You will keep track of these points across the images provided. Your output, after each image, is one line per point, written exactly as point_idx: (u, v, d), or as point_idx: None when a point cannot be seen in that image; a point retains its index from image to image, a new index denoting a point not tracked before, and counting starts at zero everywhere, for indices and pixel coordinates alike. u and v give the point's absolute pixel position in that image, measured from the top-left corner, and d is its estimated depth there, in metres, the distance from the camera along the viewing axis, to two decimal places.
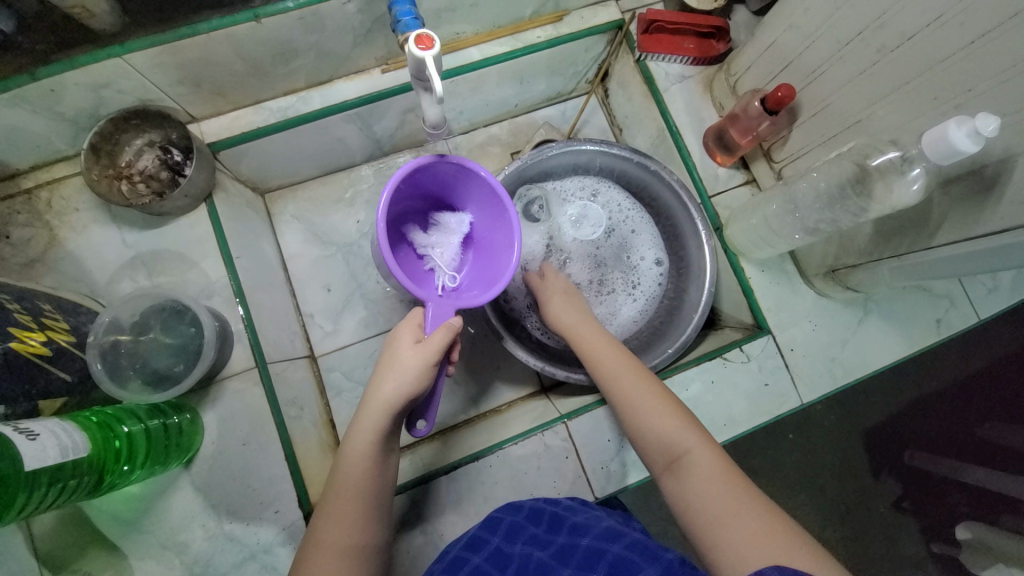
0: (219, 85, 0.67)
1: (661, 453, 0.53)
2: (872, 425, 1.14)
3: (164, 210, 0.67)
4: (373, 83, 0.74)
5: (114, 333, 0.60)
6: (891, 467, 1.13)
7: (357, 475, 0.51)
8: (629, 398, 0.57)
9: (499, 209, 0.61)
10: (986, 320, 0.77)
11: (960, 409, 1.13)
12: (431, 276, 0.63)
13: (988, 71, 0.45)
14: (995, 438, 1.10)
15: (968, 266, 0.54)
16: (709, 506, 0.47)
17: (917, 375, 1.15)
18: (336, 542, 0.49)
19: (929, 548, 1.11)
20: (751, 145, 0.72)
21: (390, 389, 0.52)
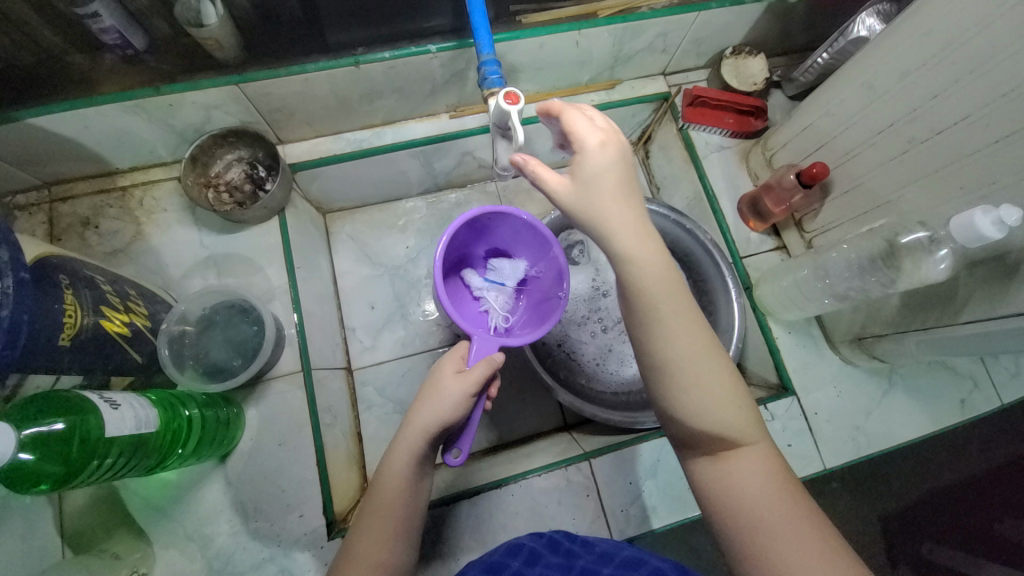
0: (309, 116, 0.75)
1: (702, 434, 0.45)
2: (892, 510, 1.11)
3: (243, 219, 0.74)
4: (440, 126, 0.82)
5: (182, 324, 0.68)
6: (909, 557, 1.09)
7: (392, 494, 0.53)
8: (675, 359, 0.44)
9: (551, 257, 0.66)
10: (1010, 404, 0.78)
11: (983, 502, 1.11)
12: (482, 316, 0.68)
13: (1011, 168, 0.49)
14: (1016, 536, 1.07)
15: (997, 346, 0.56)
16: (758, 510, 0.42)
17: (938, 461, 1.13)
18: (370, 557, 0.50)
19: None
20: (784, 214, 0.78)
21: (428, 414, 0.54)
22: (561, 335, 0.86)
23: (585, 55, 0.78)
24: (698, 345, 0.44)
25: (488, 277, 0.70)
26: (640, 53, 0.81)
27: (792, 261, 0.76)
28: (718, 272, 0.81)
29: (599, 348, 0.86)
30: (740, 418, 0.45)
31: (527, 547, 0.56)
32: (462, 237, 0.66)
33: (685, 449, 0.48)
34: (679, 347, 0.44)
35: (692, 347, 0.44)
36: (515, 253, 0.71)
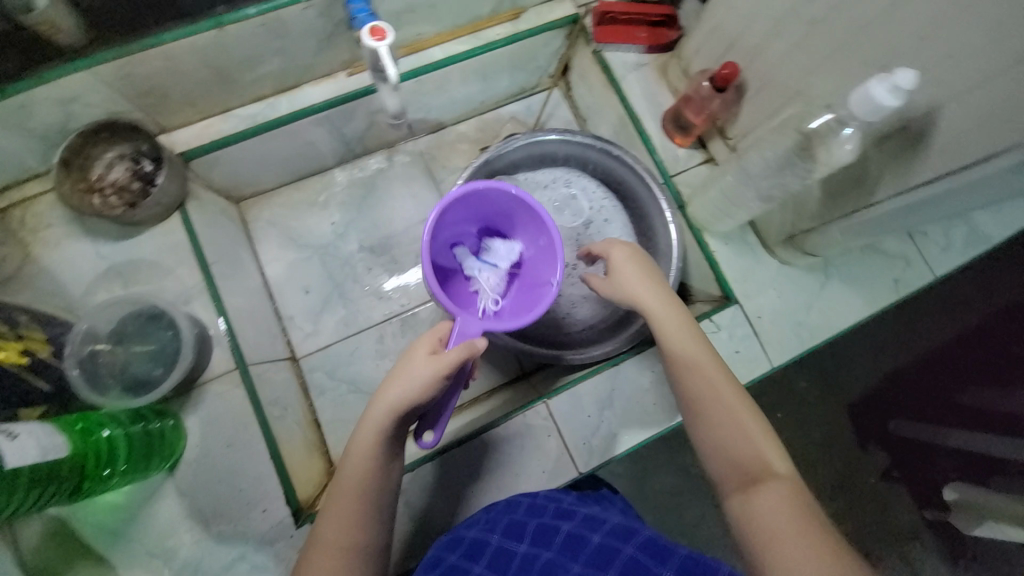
0: (186, 96, 0.68)
1: (741, 470, 0.48)
2: (855, 398, 1.17)
3: (135, 220, 0.68)
4: (337, 87, 0.75)
5: (91, 342, 0.62)
6: (877, 439, 1.16)
7: (361, 476, 0.51)
8: (707, 394, 0.52)
9: (545, 243, 0.64)
10: (942, 277, 0.81)
11: (942, 374, 1.15)
12: (473, 299, 0.65)
13: (907, 31, 0.48)
14: (985, 404, 1.09)
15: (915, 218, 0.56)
16: (786, 535, 0.41)
17: (894, 345, 1.17)
18: (337, 535, 0.50)
19: (923, 515, 1.14)
20: (705, 124, 0.76)
21: (395, 393, 0.52)
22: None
23: None
24: (732, 391, 0.52)
25: (480, 258, 0.67)
26: None
27: (718, 170, 0.74)
28: (651, 193, 0.81)
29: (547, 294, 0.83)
30: (782, 462, 0.47)
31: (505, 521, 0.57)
32: (461, 216, 0.66)
33: (724, 487, 0.48)
34: (711, 392, 0.52)
35: (721, 388, 0.52)
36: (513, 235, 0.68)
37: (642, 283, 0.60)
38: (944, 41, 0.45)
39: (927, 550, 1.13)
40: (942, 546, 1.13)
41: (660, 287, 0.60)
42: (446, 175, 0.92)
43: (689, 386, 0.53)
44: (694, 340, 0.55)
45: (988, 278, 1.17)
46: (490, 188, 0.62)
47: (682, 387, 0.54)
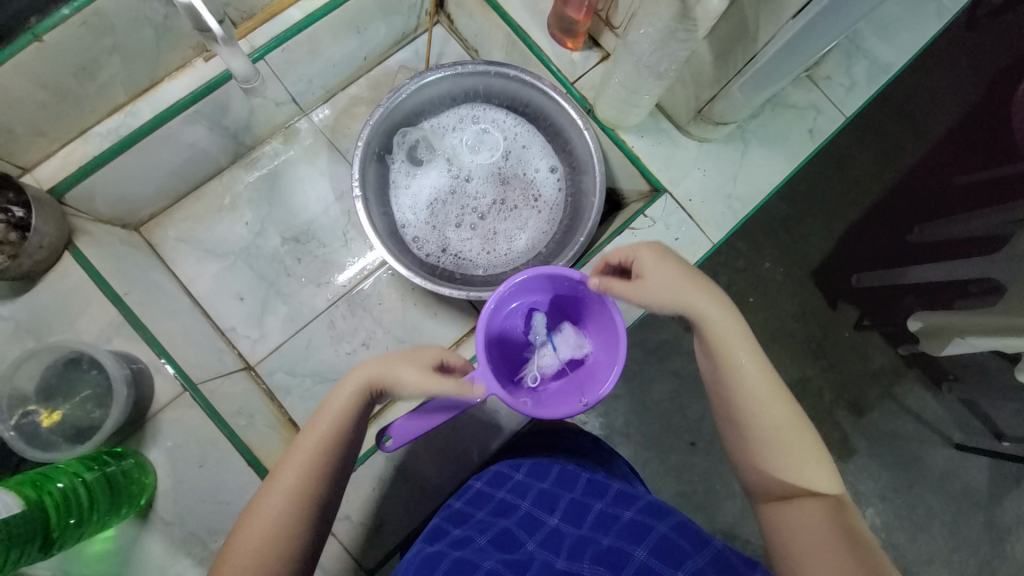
0: (32, 123, 0.62)
1: (775, 481, 0.54)
2: (818, 265, 1.21)
3: (26, 271, 0.63)
4: (200, 75, 0.69)
5: (19, 404, 0.58)
6: (845, 294, 1.20)
7: (319, 443, 0.53)
8: (754, 414, 0.54)
9: (603, 365, 0.63)
10: (851, 117, 0.83)
11: (887, 219, 1.20)
12: (523, 362, 0.69)
13: None
14: (926, 237, 1.18)
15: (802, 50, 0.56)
16: (823, 561, 0.48)
17: (839, 202, 1.21)
18: (281, 499, 0.51)
19: (898, 352, 1.20)
20: (589, 19, 0.73)
21: (367, 370, 0.57)
22: (438, 240, 0.83)
23: None
24: (782, 412, 0.54)
25: (551, 335, 0.68)
26: None
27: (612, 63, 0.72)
28: (558, 106, 0.77)
29: (482, 237, 0.83)
30: (826, 481, 0.52)
31: (519, 479, 0.68)
32: (537, 284, 0.67)
33: (759, 493, 0.55)
34: (760, 410, 0.54)
35: (769, 399, 0.55)
36: (587, 330, 0.67)
37: (687, 287, 0.58)
38: None
39: (910, 382, 1.20)
40: (924, 377, 1.20)
41: (701, 287, 0.58)
42: (350, 144, 0.87)
43: (733, 397, 0.56)
44: (740, 350, 0.56)
45: (908, 114, 1.22)
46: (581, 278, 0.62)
47: (723, 395, 0.57)
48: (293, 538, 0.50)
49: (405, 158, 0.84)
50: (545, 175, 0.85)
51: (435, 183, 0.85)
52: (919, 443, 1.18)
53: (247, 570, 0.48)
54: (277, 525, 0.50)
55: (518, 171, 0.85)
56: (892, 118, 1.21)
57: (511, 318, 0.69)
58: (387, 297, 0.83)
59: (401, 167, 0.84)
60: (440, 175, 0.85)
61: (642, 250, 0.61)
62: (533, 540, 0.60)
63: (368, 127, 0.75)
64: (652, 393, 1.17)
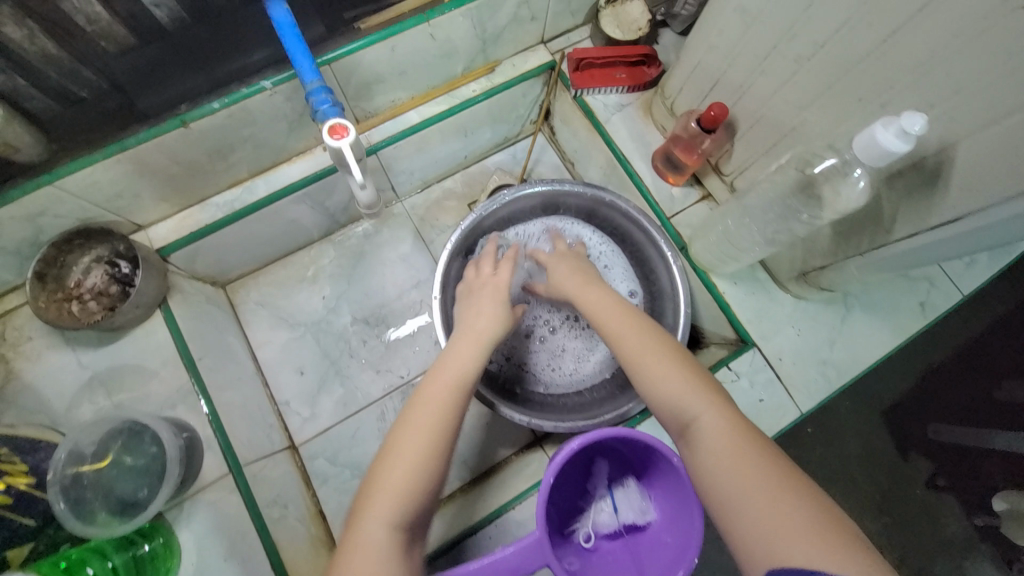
0: (160, 191, 0.66)
1: (669, 408, 0.47)
2: (891, 402, 1.08)
3: (117, 324, 0.65)
4: (314, 163, 0.73)
5: (75, 465, 0.58)
6: (918, 444, 1.06)
7: (440, 404, 0.50)
8: (631, 354, 0.52)
9: (671, 549, 0.57)
10: (971, 294, 0.75)
11: (975, 373, 1.08)
12: (577, 513, 0.64)
13: (906, 66, 0.43)
14: (1014, 398, 1.06)
15: (946, 249, 0.51)
16: (731, 492, 0.39)
17: (928, 347, 1.09)
18: (415, 432, 0.48)
19: (973, 522, 1.04)
20: (698, 163, 0.72)
21: (488, 324, 0.60)
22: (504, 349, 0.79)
23: (446, 46, 0.70)
24: (651, 344, 0.52)
25: (613, 492, 0.63)
26: (507, 28, 0.73)
27: (717, 210, 0.70)
28: (651, 241, 0.76)
29: (549, 351, 0.80)
30: (697, 383, 0.47)
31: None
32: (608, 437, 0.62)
33: (670, 437, 0.48)
34: (651, 366, 0.50)
35: (645, 349, 0.51)
36: (652, 493, 0.62)
37: (578, 284, 0.64)
38: (944, 77, 0.41)
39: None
40: (997, 554, 1.02)
41: (586, 284, 0.63)
42: (436, 235, 0.89)
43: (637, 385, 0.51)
44: (628, 330, 0.54)
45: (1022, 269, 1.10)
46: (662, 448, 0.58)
47: (618, 362, 0.54)
48: (428, 482, 0.46)
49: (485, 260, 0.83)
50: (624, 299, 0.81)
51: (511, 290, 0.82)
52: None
53: (393, 505, 0.44)
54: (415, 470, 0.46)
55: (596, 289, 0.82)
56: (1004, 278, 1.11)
57: (572, 462, 0.64)
58: None
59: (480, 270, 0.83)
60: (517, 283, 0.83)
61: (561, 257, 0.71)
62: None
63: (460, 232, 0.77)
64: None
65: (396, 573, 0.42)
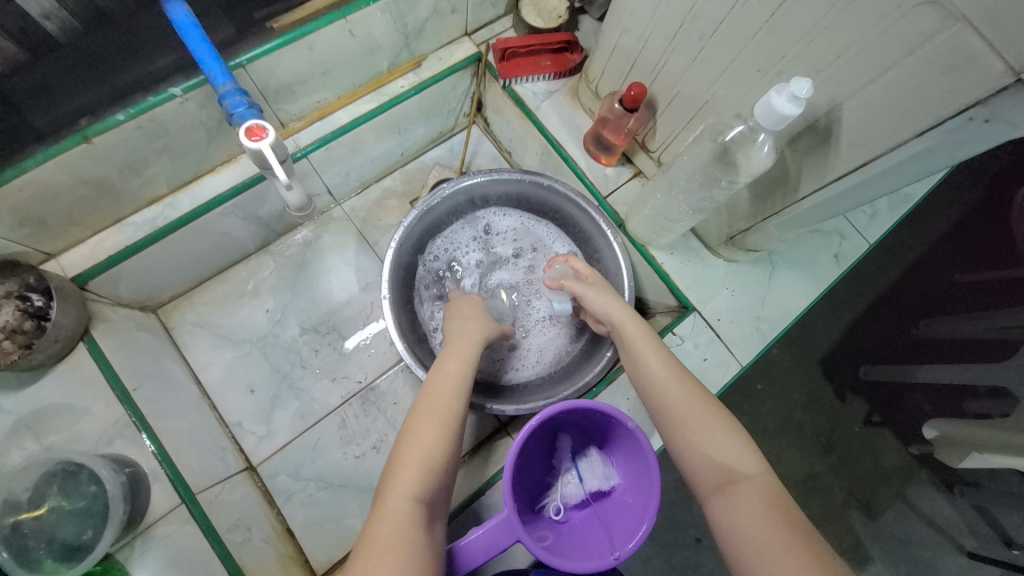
0: (69, 216, 0.62)
1: (709, 467, 0.50)
2: (826, 352, 1.18)
3: (35, 363, 0.60)
4: (242, 171, 0.70)
5: (12, 514, 0.55)
6: (852, 386, 1.17)
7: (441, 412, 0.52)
8: (676, 407, 0.55)
9: (633, 506, 0.59)
10: (875, 242, 0.84)
11: (898, 315, 1.19)
12: (546, 490, 0.66)
13: (792, 37, 0.47)
14: (932, 335, 1.17)
15: (847, 201, 0.56)
16: (770, 549, 0.42)
17: (852, 298, 1.19)
18: (437, 411, 0.52)
19: (910, 451, 1.14)
20: (627, 142, 0.75)
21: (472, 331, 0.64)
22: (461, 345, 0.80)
23: (367, 43, 0.69)
24: (696, 399, 0.55)
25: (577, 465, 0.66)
26: (428, 21, 0.73)
27: (648, 185, 0.74)
28: (591, 220, 0.78)
29: (507, 343, 0.81)
30: (739, 451, 0.50)
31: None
32: (566, 414, 0.65)
33: (700, 488, 0.50)
34: (696, 427, 0.53)
35: (691, 405, 0.54)
36: (613, 460, 0.65)
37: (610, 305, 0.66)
38: (825, 45, 0.46)
39: (928, 490, 1.13)
40: (935, 478, 1.13)
41: (632, 320, 0.65)
42: (379, 236, 0.88)
43: (673, 434, 0.54)
44: (669, 379, 0.57)
45: (917, 217, 1.24)
46: (614, 414, 0.61)
47: (656, 409, 0.57)
48: (447, 456, 0.50)
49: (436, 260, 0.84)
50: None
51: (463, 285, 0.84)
52: (940, 556, 1.11)
53: (418, 477, 0.47)
54: (434, 445, 0.49)
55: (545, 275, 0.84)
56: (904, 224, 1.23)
57: (537, 441, 0.67)
58: (402, 396, 0.80)
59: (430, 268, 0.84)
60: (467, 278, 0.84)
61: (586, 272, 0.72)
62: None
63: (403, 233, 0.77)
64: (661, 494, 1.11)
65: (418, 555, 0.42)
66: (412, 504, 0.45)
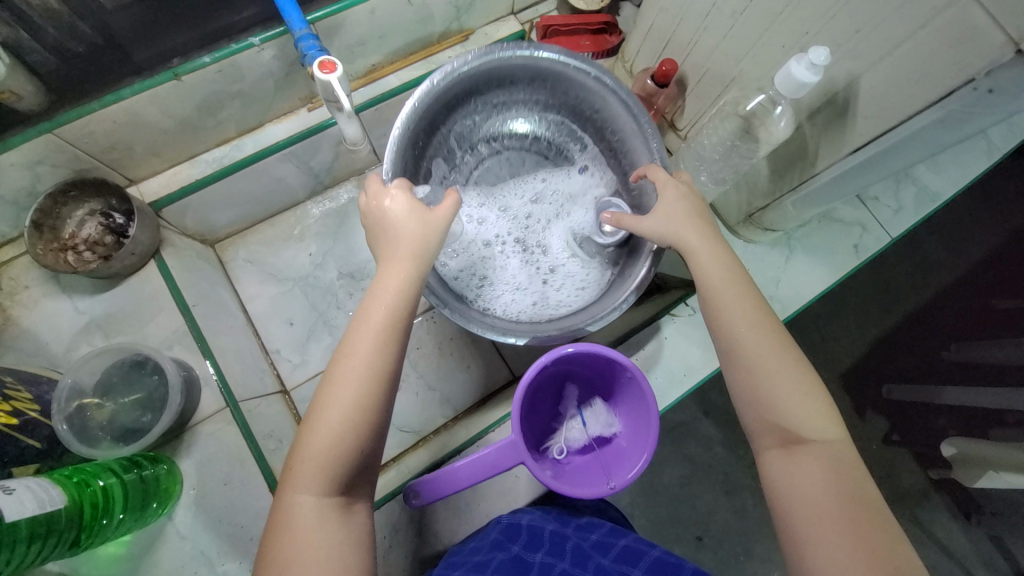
0: (152, 145, 0.70)
1: (779, 423, 0.50)
2: (847, 367, 1.17)
3: (113, 271, 0.70)
4: (301, 122, 0.78)
5: (77, 398, 0.62)
6: (873, 404, 1.16)
7: (353, 400, 0.45)
8: (753, 354, 0.51)
9: (632, 450, 0.64)
10: (898, 237, 0.86)
11: (925, 329, 1.17)
12: (552, 433, 0.71)
13: (816, 13, 0.51)
14: (962, 357, 1.15)
15: (863, 176, 0.59)
16: (827, 521, 0.45)
17: (880, 304, 1.19)
18: (357, 370, 0.45)
19: (929, 475, 1.13)
20: (656, 118, 0.80)
21: (404, 265, 0.49)
22: (468, 258, 0.71)
23: (422, 12, 0.76)
24: (779, 349, 0.51)
25: (582, 411, 0.70)
26: None
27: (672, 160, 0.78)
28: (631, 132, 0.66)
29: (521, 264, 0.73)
30: (817, 414, 0.49)
31: (502, 525, 0.66)
32: (578, 362, 0.69)
33: (761, 440, 0.51)
34: (778, 382, 0.50)
35: (772, 357, 0.50)
36: (617, 410, 0.69)
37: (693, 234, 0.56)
38: (846, 19, 0.49)
39: (936, 508, 1.13)
40: (952, 503, 1.13)
41: (711, 245, 0.55)
42: None
43: (741, 382, 0.51)
44: (750, 329, 0.51)
45: (949, 228, 1.22)
46: (623, 365, 0.64)
47: (726, 352, 0.53)
48: (368, 424, 0.45)
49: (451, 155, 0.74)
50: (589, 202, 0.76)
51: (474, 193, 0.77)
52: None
53: (322, 472, 0.45)
54: (347, 423, 0.45)
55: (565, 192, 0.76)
56: (936, 239, 1.21)
57: (544, 387, 0.72)
58: (423, 342, 0.86)
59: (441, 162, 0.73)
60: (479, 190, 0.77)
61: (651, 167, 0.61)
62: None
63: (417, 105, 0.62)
64: (664, 479, 1.14)
65: (336, 539, 0.45)
66: (322, 479, 0.45)
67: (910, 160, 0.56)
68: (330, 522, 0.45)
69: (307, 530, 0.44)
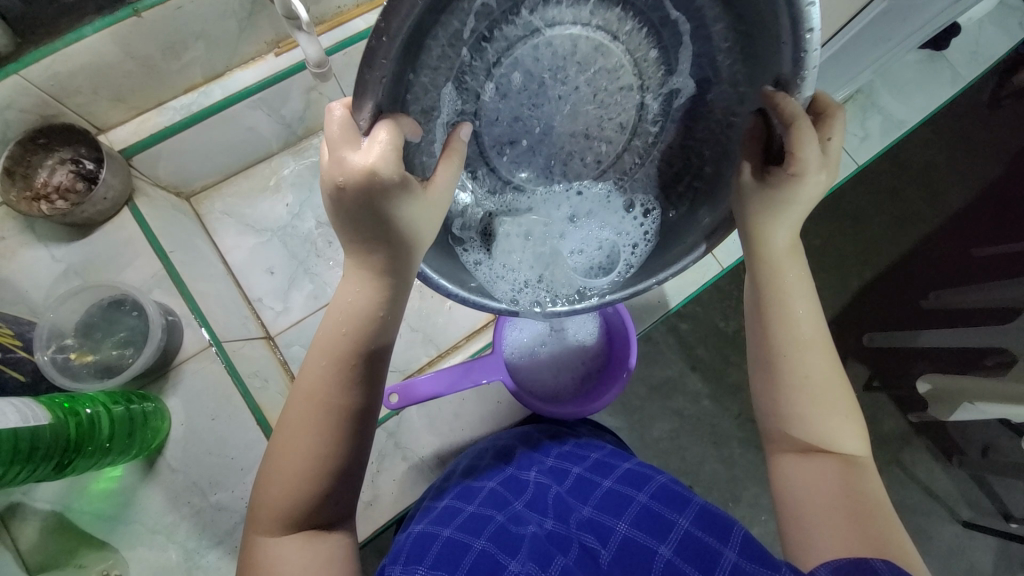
0: (119, 91, 0.70)
1: (803, 435, 0.50)
2: (833, 316, 1.15)
3: (87, 216, 0.71)
4: (268, 67, 0.75)
5: (58, 338, 0.64)
6: (854, 352, 1.15)
7: (312, 452, 0.45)
8: (797, 375, 0.50)
9: (603, 390, 0.72)
10: (866, 164, 0.88)
11: (913, 277, 1.14)
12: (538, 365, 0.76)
13: None
14: (942, 304, 1.10)
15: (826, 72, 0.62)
16: (827, 519, 0.47)
17: (867, 248, 1.15)
18: (316, 402, 0.45)
19: (908, 420, 1.13)
20: None
21: (348, 301, 0.45)
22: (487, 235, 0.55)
23: None
24: (830, 374, 0.50)
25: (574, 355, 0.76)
26: None
27: None
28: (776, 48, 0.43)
29: (541, 242, 0.57)
30: (848, 435, 0.50)
31: (499, 448, 0.69)
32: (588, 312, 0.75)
33: (777, 441, 0.52)
34: (816, 405, 0.50)
35: (822, 383, 0.50)
36: (604, 363, 0.76)
37: (781, 247, 0.51)
38: None
39: (920, 451, 1.14)
40: (934, 447, 1.14)
41: (787, 256, 0.51)
42: None
43: (781, 398, 0.51)
44: (804, 354, 0.50)
45: (936, 170, 1.16)
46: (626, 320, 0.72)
47: (780, 374, 0.50)
48: (336, 469, 0.46)
49: (458, 46, 0.42)
50: (648, 126, 0.53)
51: (493, 99, 0.48)
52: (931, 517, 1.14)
53: (285, 519, 0.46)
54: (307, 469, 0.45)
55: (618, 120, 0.52)
56: (921, 189, 1.16)
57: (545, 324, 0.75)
58: None
59: (440, 62, 0.42)
60: (497, 99, 0.48)
61: (795, 120, 0.44)
62: (521, 501, 0.61)
63: (393, 27, 0.34)
64: (653, 433, 1.13)
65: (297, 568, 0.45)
66: (280, 518, 0.46)
67: (866, 48, 0.59)
68: (292, 555, 0.46)
69: (278, 560, 0.45)
